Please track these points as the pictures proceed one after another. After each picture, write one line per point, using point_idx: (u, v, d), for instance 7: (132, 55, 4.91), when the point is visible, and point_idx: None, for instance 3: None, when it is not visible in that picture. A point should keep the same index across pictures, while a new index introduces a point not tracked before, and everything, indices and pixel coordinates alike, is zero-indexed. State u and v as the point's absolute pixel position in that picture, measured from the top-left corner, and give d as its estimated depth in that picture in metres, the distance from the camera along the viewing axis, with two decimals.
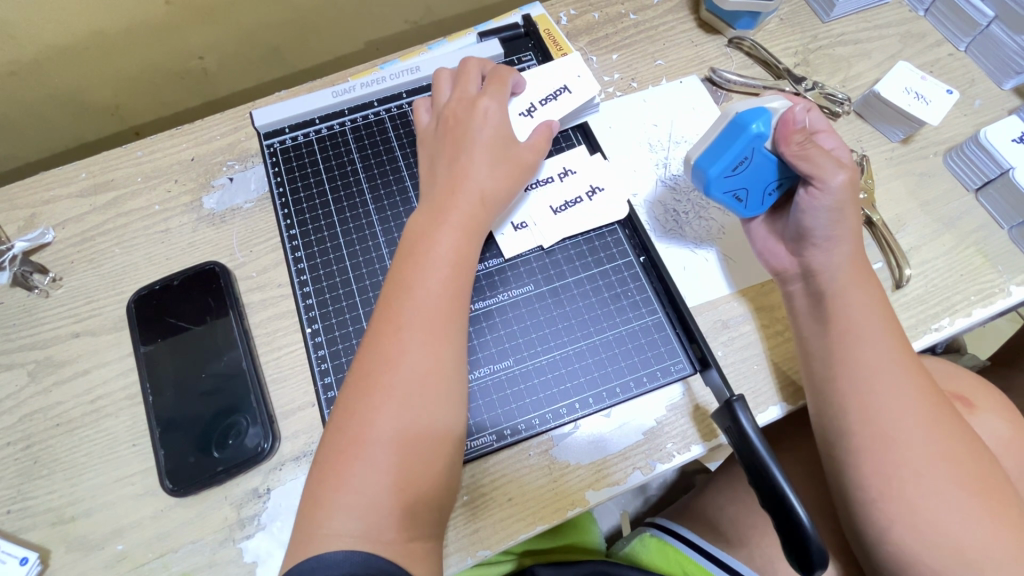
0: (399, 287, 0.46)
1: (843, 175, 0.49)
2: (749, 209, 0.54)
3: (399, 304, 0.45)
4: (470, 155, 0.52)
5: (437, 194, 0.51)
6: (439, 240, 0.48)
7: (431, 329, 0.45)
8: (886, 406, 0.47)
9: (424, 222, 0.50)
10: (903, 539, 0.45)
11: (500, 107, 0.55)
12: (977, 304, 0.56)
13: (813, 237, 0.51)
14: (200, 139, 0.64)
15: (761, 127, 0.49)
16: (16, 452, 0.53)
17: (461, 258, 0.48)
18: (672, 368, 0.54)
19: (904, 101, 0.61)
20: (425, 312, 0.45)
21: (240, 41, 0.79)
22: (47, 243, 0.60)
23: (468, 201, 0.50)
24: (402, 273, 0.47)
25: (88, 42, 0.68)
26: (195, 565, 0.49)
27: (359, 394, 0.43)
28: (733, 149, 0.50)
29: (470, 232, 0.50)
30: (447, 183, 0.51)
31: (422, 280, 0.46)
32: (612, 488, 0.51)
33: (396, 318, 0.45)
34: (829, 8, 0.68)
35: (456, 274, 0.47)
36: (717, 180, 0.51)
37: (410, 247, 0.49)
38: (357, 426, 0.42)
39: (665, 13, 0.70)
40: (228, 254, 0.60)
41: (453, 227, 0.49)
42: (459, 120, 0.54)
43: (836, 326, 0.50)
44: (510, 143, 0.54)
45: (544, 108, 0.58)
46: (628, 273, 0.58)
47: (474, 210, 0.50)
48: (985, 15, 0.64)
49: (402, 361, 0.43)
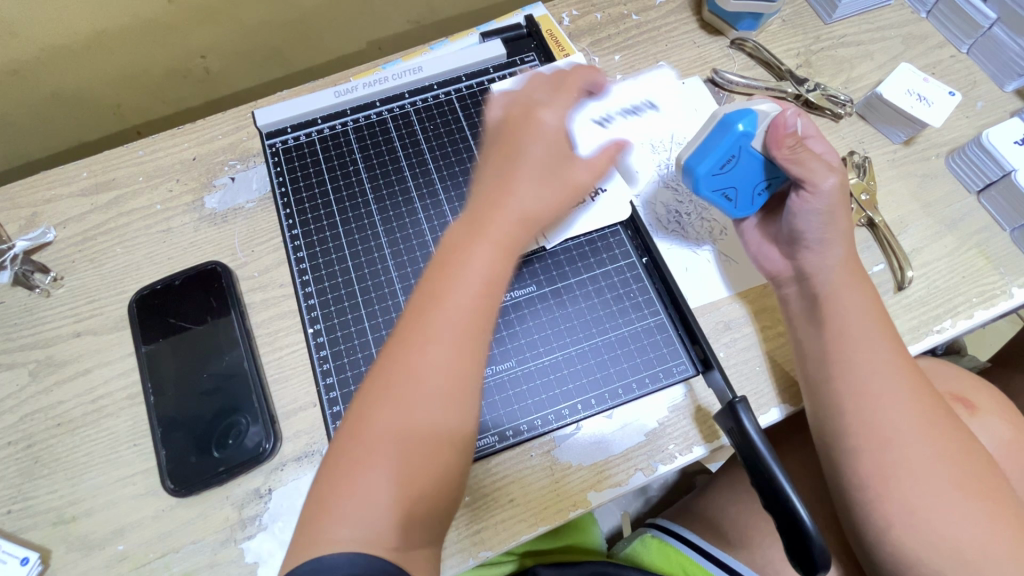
0: (430, 300, 0.43)
1: (834, 178, 0.50)
2: (738, 209, 0.55)
3: (429, 317, 0.43)
4: (520, 169, 0.47)
5: (477, 205, 0.47)
6: (477, 255, 0.44)
7: (460, 346, 0.43)
8: (885, 408, 0.47)
9: (460, 234, 0.45)
10: (902, 541, 0.45)
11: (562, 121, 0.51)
12: (979, 306, 0.56)
13: (805, 239, 0.52)
14: (202, 139, 0.64)
15: (746, 127, 0.49)
16: (17, 452, 0.52)
17: (497, 277, 0.45)
18: (675, 369, 0.54)
19: (907, 103, 0.61)
20: (456, 329, 0.43)
21: (241, 40, 0.78)
22: (48, 243, 0.60)
23: (509, 220, 0.45)
24: (436, 285, 0.44)
25: (90, 41, 0.68)
26: (197, 565, 0.49)
27: (377, 399, 0.42)
28: (720, 148, 0.50)
29: (509, 252, 0.45)
30: (489, 196, 0.47)
31: (454, 295, 0.43)
32: (614, 489, 0.51)
33: (425, 331, 0.43)
34: (831, 9, 0.68)
35: (489, 295, 0.44)
36: (704, 178, 0.51)
37: (443, 259, 0.45)
38: (369, 430, 0.41)
39: (667, 13, 0.70)
40: (229, 254, 0.59)
41: (492, 245, 0.45)
42: (517, 129, 0.50)
43: (832, 328, 0.50)
44: (566, 161, 0.49)
45: (573, 100, 0.57)
46: (630, 274, 0.58)
47: (516, 229, 0.46)
48: (986, 18, 0.64)
49: (426, 374, 0.42)
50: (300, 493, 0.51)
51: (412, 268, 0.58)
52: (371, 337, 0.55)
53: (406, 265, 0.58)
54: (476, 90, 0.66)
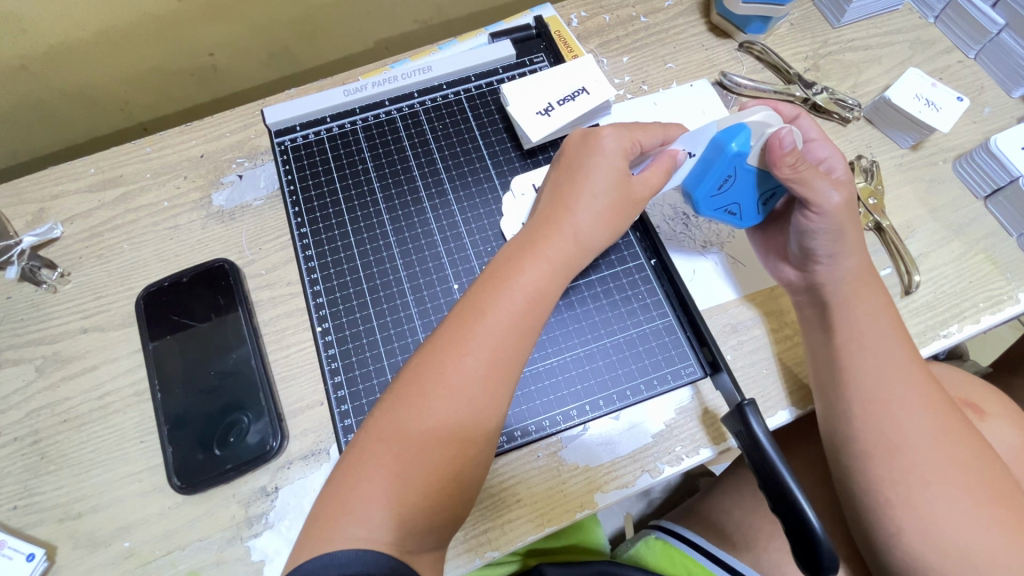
0: (474, 308, 0.45)
1: (838, 196, 0.50)
2: (745, 220, 0.56)
3: (472, 326, 0.44)
4: (576, 184, 0.49)
5: (532, 226, 0.49)
6: (526, 270, 0.46)
7: (496, 358, 0.43)
8: (894, 413, 0.47)
9: (511, 251, 0.48)
10: (909, 542, 0.46)
11: (625, 144, 0.50)
12: (985, 311, 0.56)
13: (815, 255, 0.52)
14: (210, 136, 0.64)
15: (739, 146, 0.48)
16: (23, 448, 0.52)
17: (543, 293, 0.46)
18: (682, 371, 0.54)
19: (915, 108, 0.61)
20: (496, 342, 0.43)
21: (250, 38, 0.79)
22: (56, 238, 0.60)
23: (563, 238, 0.48)
24: (483, 296, 0.45)
25: (99, 36, 0.68)
26: (203, 563, 0.49)
27: (404, 396, 0.42)
28: (715, 170, 0.51)
29: (558, 271, 0.47)
30: (545, 214, 0.49)
31: (498, 306, 0.44)
32: (620, 491, 0.51)
33: (464, 337, 0.43)
34: (839, 14, 0.68)
35: (531, 309, 0.45)
36: (704, 199, 0.53)
37: (494, 270, 0.47)
38: (387, 425, 0.41)
39: (676, 16, 0.70)
40: (237, 251, 0.59)
41: (542, 260, 0.47)
42: (577, 150, 0.51)
43: (842, 332, 0.50)
44: (626, 176, 0.50)
45: (562, 108, 0.60)
46: (639, 276, 0.58)
47: (567, 247, 0.48)
48: (995, 23, 0.64)
49: (458, 379, 0.42)
50: (307, 492, 0.51)
51: (420, 268, 0.58)
52: (379, 337, 0.55)
53: (414, 265, 0.58)
54: (485, 90, 0.66)
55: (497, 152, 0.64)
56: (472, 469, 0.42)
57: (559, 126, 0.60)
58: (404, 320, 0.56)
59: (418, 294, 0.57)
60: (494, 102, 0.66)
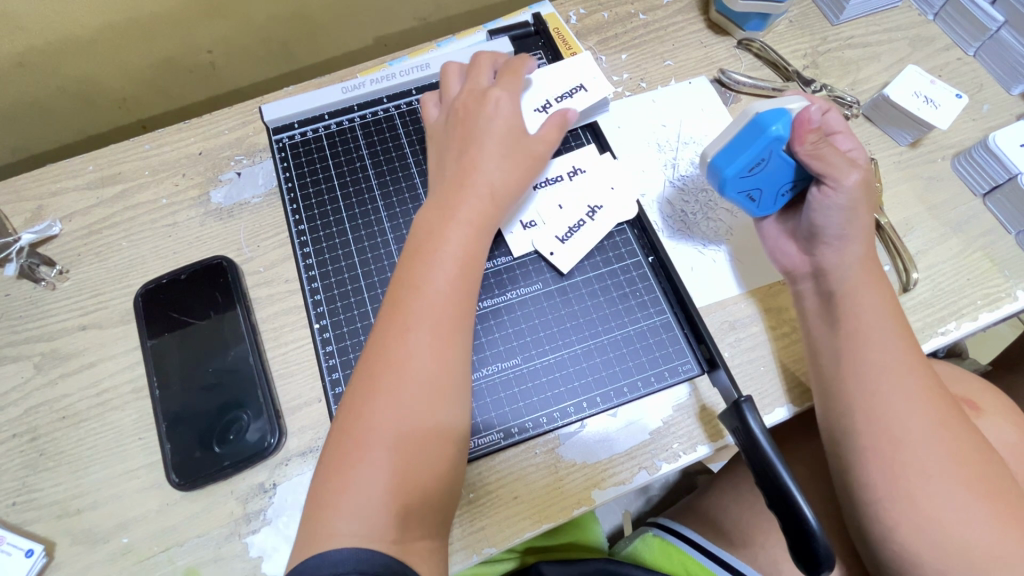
0: (406, 286, 0.45)
1: (857, 175, 0.49)
2: (761, 209, 0.55)
3: (406, 303, 0.44)
4: (480, 148, 0.50)
5: (443, 192, 0.50)
6: (449, 236, 0.47)
7: (438, 327, 0.44)
8: (897, 408, 0.47)
9: (430, 219, 0.48)
10: (906, 538, 0.46)
11: (513, 105, 0.53)
12: (983, 309, 0.56)
13: (825, 236, 0.51)
14: (209, 133, 0.64)
15: (781, 129, 0.48)
16: (22, 444, 0.52)
17: (470, 255, 0.47)
18: (679, 368, 0.54)
19: (913, 105, 0.61)
20: (433, 312, 0.44)
21: (248, 35, 0.79)
22: (54, 236, 0.60)
23: (477, 196, 0.49)
24: (413, 272, 0.46)
25: (97, 34, 0.68)
26: (201, 559, 0.49)
27: (366, 390, 0.42)
28: (751, 150, 0.50)
29: (478, 227, 0.48)
30: (456, 177, 0.50)
31: (429, 279, 0.45)
32: (618, 488, 0.51)
33: (403, 317, 0.44)
34: (838, 11, 0.68)
35: (462, 273, 0.46)
36: (732, 179, 0.52)
37: (416, 244, 0.47)
38: (365, 425, 0.41)
39: (675, 13, 0.70)
40: (235, 249, 0.60)
41: (462, 222, 0.47)
42: (469, 115, 0.52)
43: (845, 325, 0.50)
44: (519, 135, 0.52)
45: (559, 105, 0.58)
46: (636, 273, 0.58)
47: (483, 204, 0.49)
48: (994, 20, 0.64)
49: (410, 359, 0.42)
50: (304, 489, 0.51)
51: None
52: None
53: None
54: None
55: None
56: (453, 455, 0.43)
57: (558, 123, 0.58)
58: None
59: None
60: None
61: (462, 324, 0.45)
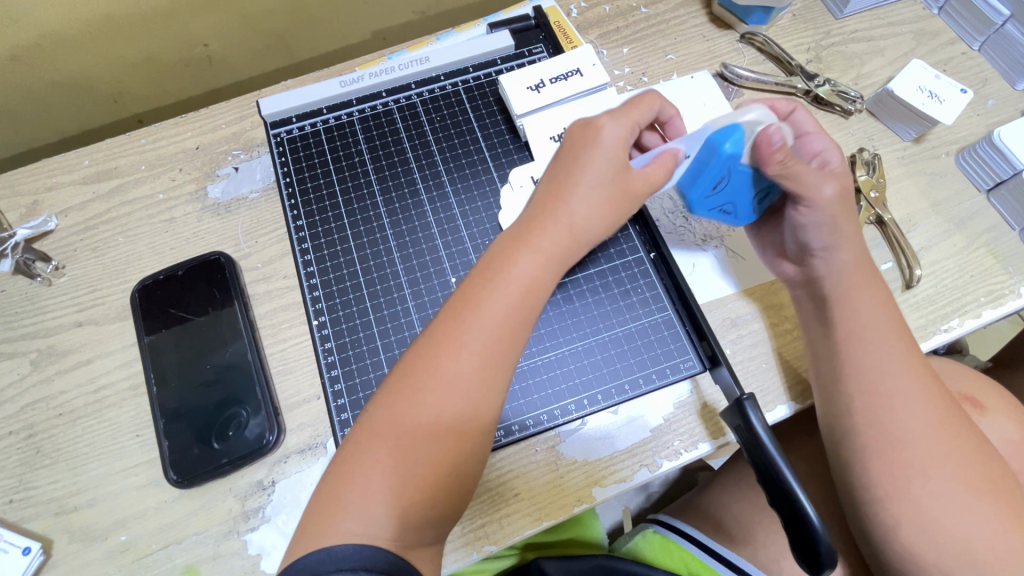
0: (466, 302, 0.43)
1: (830, 187, 0.49)
2: (741, 219, 0.55)
3: (464, 319, 0.42)
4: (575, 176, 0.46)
5: (528, 215, 0.47)
6: (521, 265, 0.44)
7: (490, 351, 0.42)
8: (896, 410, 0.46)
9: (506, 241, 0.46)
10: (907, 538, 0.45)
11: (626, 134, 0.47)
12: (986, 306, 0.56)
13: (811, 248, 0.51)
14: (206, 128, 0.64)
15: (734, 149, 0.46)
16: (19, 441, 0.52)
17: (537, 289, 0.44)
18: (682, 366, 0.54)
19: (918, 100, 0.60)
20: (488, 335, 0.42)
21: (246, 28, 0.78)
22: (49, 231, 0.59)
23: (559, 228, 0.45)
24: (476, 292, 0.43)
25: (93, 26, 0.67)
26: (199, 557, 0.49)
27: (399, 389, 0.41)
28: (708, 173, 0.49)
29: (552, 261, 0.45)
30: (540, 205, 0.46)
31: (491, 302, 0.43)
32: (619, 485, 0.51)
33: (457, 332, 0.42)
34: (842, 4, 0.68)
35: (525, 304, 0.44)
36: (698, 199, 0.52)
37: (487, 264, 0.45)
38: (384, 419, 0.40)
39: (676, 7, 0.69)
40: (233, 245, 0.59)
41: (535, 252, 0.44)
42: (576, 138, 0.48)
43: (843, 323, 0.50)
44: (622, 167, 0.46)
45: (553, 85, 0.60)
46: (638, 269, 0.58)
47: (562, 239, 0.45)
48: (1000, 14, 0.64)
49: (453, 375, 0.41)
50: (303, 485, 0.51)
51: (418, 260, 0.58)
52: (376, 330, 0.55)
53: (412, 259, 0.58)
54: (484, 81, 0.66)
55: (495, 144, 0.63)
56: (463, 467, 0.41)
57: (549, 103, 0.60)
58: (401, 314, 0.55)
59: (415, 286, 0.57)
60: (492, 94, 0.65)
61: (513, 357, 0.43)
